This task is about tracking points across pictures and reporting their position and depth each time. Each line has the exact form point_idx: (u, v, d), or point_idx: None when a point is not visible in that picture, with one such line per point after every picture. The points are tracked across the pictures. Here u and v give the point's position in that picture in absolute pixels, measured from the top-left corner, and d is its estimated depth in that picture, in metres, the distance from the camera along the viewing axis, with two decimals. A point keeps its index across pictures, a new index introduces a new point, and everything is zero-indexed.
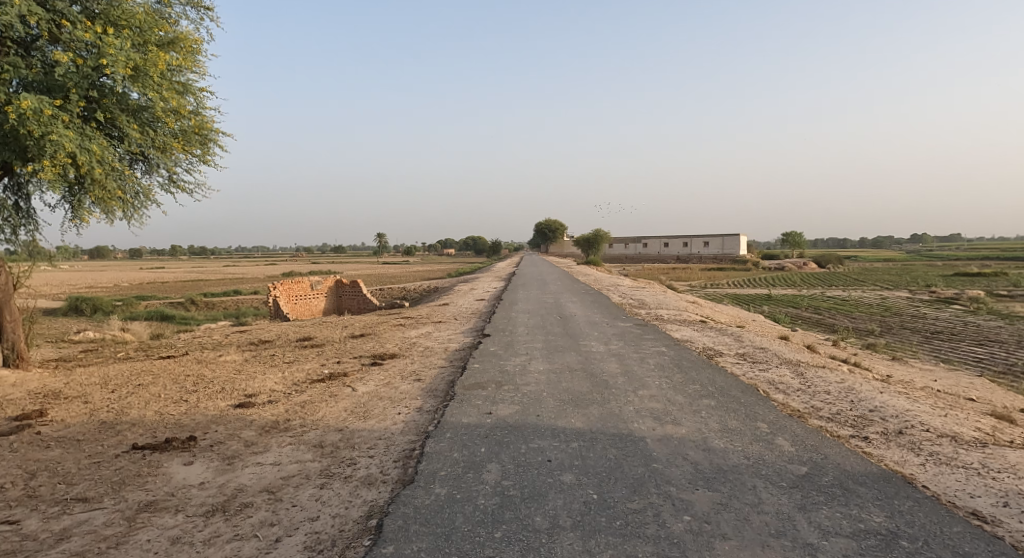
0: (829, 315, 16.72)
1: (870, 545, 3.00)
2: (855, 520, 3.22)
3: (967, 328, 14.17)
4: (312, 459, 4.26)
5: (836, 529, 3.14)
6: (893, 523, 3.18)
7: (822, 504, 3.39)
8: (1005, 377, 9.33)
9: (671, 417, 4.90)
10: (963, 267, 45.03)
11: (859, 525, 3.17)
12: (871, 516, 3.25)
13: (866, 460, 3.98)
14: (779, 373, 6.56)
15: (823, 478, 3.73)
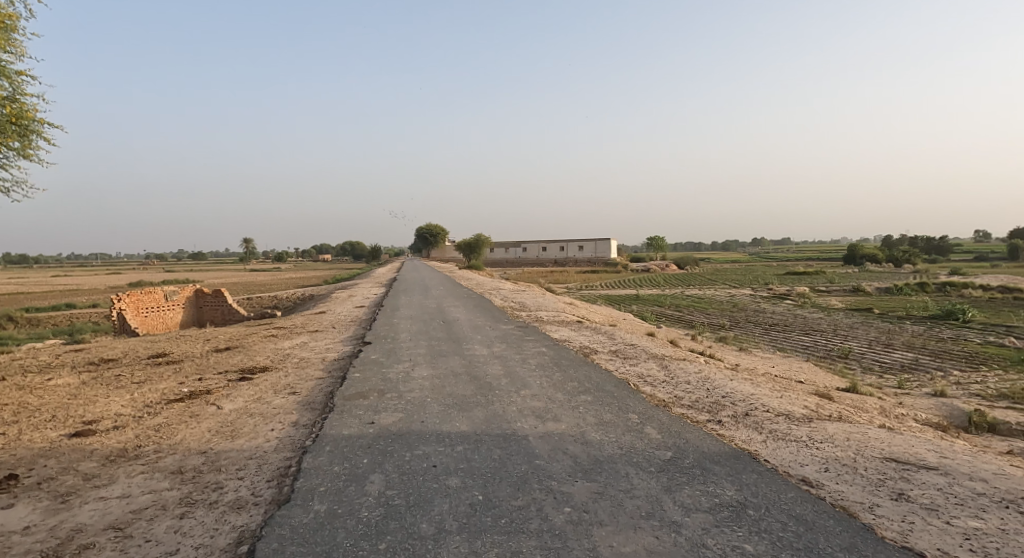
0: (687, 312, 18.39)
1: (724, 517, 3.38)
2: (712, 496, 3.61)
3: (797, 320, 16.25)
4: (169, 487, 3.96)
5: (696, 505, 3.50)
6: (742, 495, 3.61)
7: (684, 485, 3.75)
8: (827, 361, 10.82)
9: (551, 414, 5.15)
10: (795, 269, 51.09)
11: (714, 500, 3.56)
12: (724, 491, 3.66)
13: (720, 441, 4.46)
14: (647, 367, 7.12)
15: (684, 460, 4.14)
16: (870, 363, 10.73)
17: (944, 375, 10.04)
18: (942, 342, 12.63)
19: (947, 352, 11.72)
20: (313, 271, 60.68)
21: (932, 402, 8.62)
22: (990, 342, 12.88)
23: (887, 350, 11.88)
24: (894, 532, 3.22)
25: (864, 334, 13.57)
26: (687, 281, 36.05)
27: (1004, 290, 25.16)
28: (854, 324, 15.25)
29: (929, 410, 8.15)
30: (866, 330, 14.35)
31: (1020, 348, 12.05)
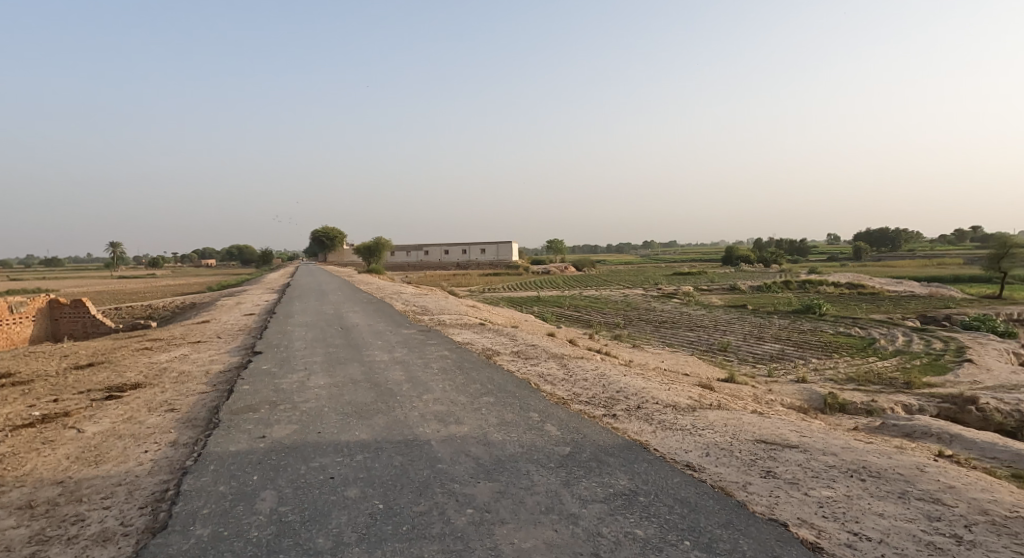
0: (585, 312, 19.08)
1: (618, 505, 3.56)
2: (607, 486, 3.78)
3: (684, 317, 17.35)
4: (16, 525, 3.56)
5: (593, 496, 3.66)
6: (634, 484, 3.81)
7: (582, 478, 3.91)
8: (710, 354, 11.65)
9: (454, 417, 5.17)
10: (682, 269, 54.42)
11: (609, 490, 3.73)
12: (618, 481, 3.85)
13: (614, 434, 4.68)
14: (547, 366, 7.31)
15: (581, 454, 4.31)
16: (746, 355, 11.67)
17: (806, 362, 11.19)
18: (804, 334, 14.05)
19: (811, 342, 13.01)
20: (196, 277, 56.53)
21: (797, 388, 9.57)
22: (845, 332, 14.45)
23: (759, 342, 13.03)
24: (764, 507, 3.55)
25: (740, 328, 14.77)
26: (584, 282, 37.40)
27: (852, 286, 28.42)
28: (731, 320, 16.56)
29: (794, 395, 9.05)
30: (741, 324, 15.63)
31: (865, 337, 13.69)
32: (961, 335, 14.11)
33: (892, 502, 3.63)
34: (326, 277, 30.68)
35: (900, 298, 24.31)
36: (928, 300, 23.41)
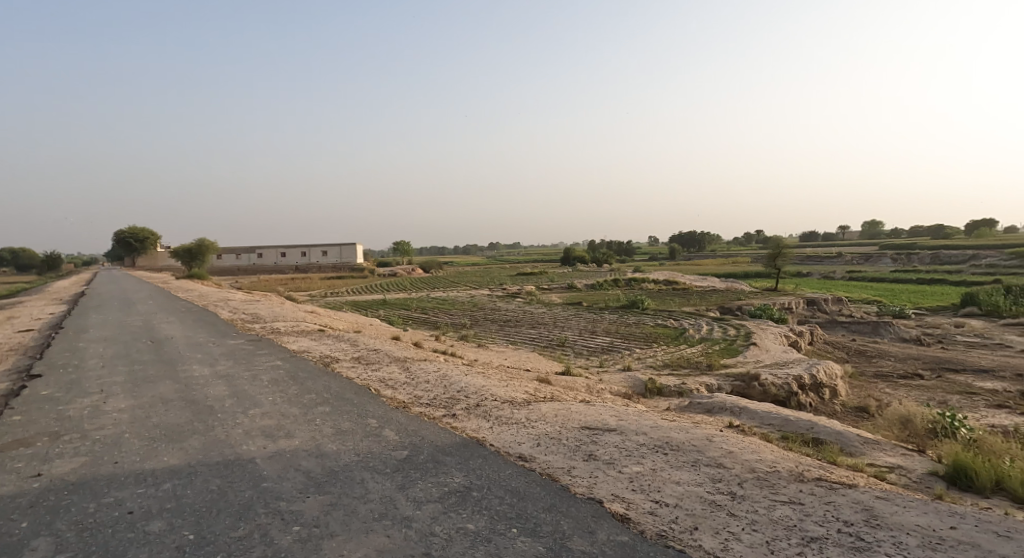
0: (431, 314, 18.97)
1: (452, 502, 3.50)
2: (442, 485, 3.71)
3: (526, 315, 17.94)
4: None
5: (427, 497, 3.56)
6: (468, 479, 3.79)
7: (417, 479, 3.80)
8: (550, 350, 12.16)
9: (283, 431, 4.78)
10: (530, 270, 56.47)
11: (444, 488, 3.67)
12: (453, 478, 3.81)
13: (452, 434, 4.64)
14: (388, 371, 7.08)
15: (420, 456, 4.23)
16: (581, 348, 12.41)
17: (631, 352, 12.13)
18: (629, 327, 15.26)
19: (636, 334, 14.16)
20: None
21: (623, 377, 10.39)
22: (664, 323, 15.95)
23: (591, 336, 13.88)
24: (586, 488, 3.79)
25: (578, 325, 15.61)
26: (432, 284, 37.32)
27: (671, 282, 31.54)
28: (567, 316, 17.50)
29: (621, 385, 9.75)
30: (575, 321, 16.58)
31: (679, 327, 15.25)
32: (753, 321, 16.31)
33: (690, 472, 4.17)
34: (136, 284, 27.24)
35: (709, 292, 27.51)
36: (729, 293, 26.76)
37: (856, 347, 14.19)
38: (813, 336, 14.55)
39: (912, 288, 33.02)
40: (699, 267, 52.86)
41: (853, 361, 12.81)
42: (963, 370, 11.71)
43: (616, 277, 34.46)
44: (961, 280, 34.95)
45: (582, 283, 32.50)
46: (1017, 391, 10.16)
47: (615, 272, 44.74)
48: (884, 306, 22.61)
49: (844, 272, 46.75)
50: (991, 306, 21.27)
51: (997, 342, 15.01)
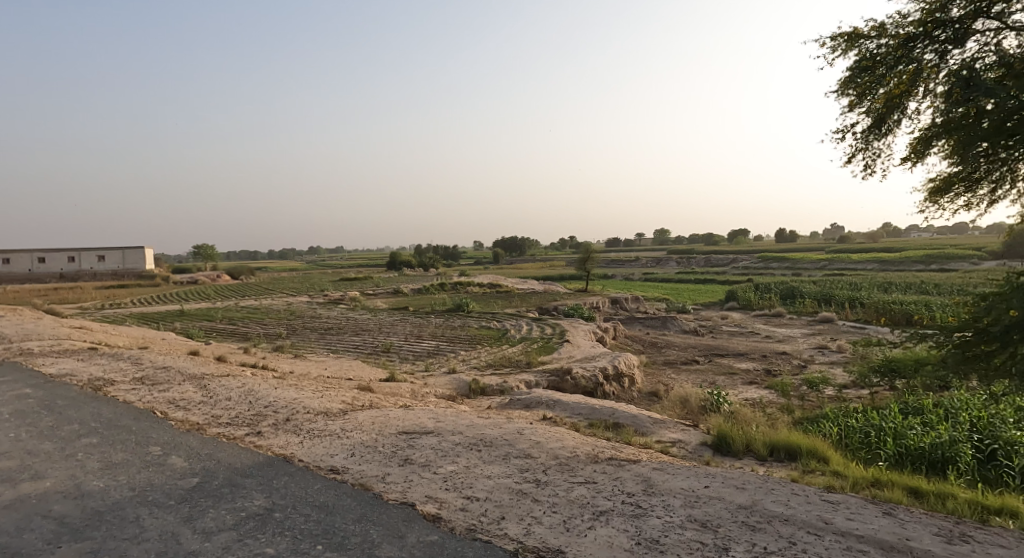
0: (241, 324, 17.21)
1: (250, 525, 5.02)
2: (239, 511, 5.25)
3: (347, 321, 17.47)
4: None
5: (223, 524, 5.00)
6: (267, 501, 5.50)
7: (210, 508, 5.26)
8: (375, 356, 12.12)
9: (30, 472, 5.80)
10: (343, 275, 54.32)
11: (242, 514, 5.21)
12: (254, 502, 5.45)
13: (261, 454, 6.66)
14: (186, 392, 8.51)
15: (212, 485, 5.76)
16: (406, 353, 12.55)
17: (456, 355, 12.61)
18: (455, 330, 15.79)
19: (458, 336, 14.71)
20: None
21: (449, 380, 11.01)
22: (485, 324, 16.70)
23: (418, 340, 14.03)
24: (398, 491, 6.17)
25: (401, 329, 15.76)
26: (238, 291, 34.13)
27: (491, 285, 32.95)
28: (393, 321, 17.45)
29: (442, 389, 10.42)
30: (402, 326, 16.65)
31: (500, 327, 16.15)
32: (565, 319, 17.92)
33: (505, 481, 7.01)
34: None
35: (525, 294, 29.38)
36: (543, 295, 28.83)
37: (648, 339, 16.40)
38: (615, 331, 16.47)
39: (691, 288, 38.76)
40: (510, 271, 55.82)
41: (646, 352, 14.82)
42: (726, 355, 14.26)
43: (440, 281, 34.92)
44: (724, 282, 41.94)
45: (404, 287, 32.42)
46: (762, 369, 12.77)
47: (436, 277, 45.32)
48: (669, 303, 26.29)
49: (635, 275, 53.08)
50: (746, 302, 25.95)
51: (751, 331, 18.46)
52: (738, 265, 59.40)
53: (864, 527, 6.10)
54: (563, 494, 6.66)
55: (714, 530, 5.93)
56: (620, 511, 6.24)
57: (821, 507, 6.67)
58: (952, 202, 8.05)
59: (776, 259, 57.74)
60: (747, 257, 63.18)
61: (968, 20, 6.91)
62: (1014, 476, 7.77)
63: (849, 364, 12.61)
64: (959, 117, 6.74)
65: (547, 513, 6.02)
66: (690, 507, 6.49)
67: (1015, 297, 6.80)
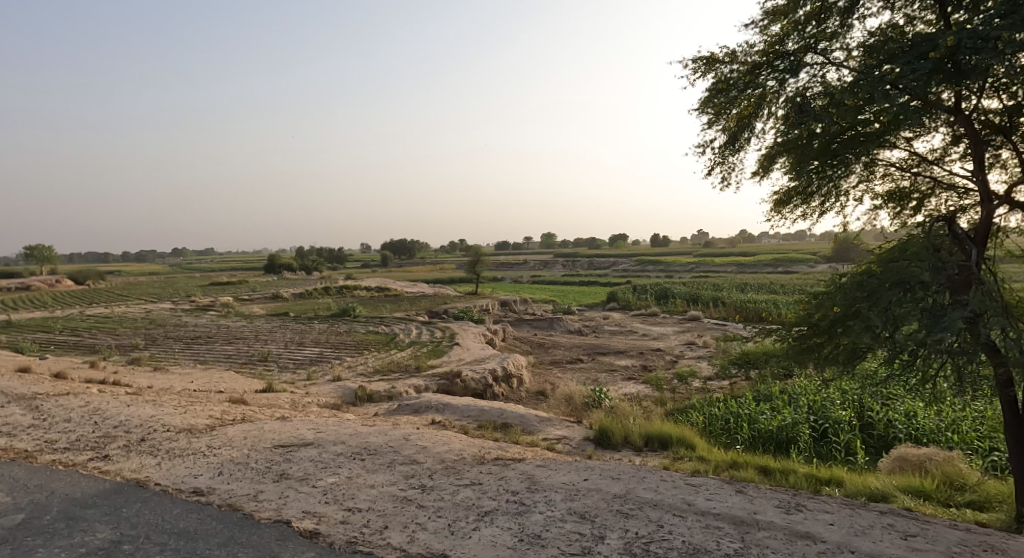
0: (91, 334, 15.43)
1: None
2: (79, 545, 5.23)
3: (220, 329, 16.46)
4: None
5: None
6: (114, 531, 5.51)
7: (41, 546, 5.19)
8: (248, 368, 12.15)
9: None
10: (211, 279, 50.43)
11: (82, 547, 5.20)
12: (99, 533, 5.45)
13: (112, 481, 6.65)
14: (12, 414, 8.18)
15: (43, 520, 5.66)
16: (285, 361, 12.72)
17: (340, 362, 12.76)
18: (340, 336, 15.33)
19: (342, 342, 14.56)
20: None
21: (333, 388, 11.18)
22: (372, 329, 16.41)
23: (298, 350, 13.76)
24: (268, 505, 6.37)
25: (281, 336, 15.24)
26: (88, 297, 30.72)
27: (379, 289, 32.25)
28: (273, 329, 16.57)
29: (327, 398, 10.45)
30: (283, 333, 15.87)
31: (389, 332, 15.90)
32: (456, 322, 18.02)
33: (393, 489, 7.03)
34: None
35: (414, 297, 29.18)
36: (433, 298, 28.75)
37: (536, 340, 16.93)
38: (505, 333, 16.82)
39: (577, 290, 40.52)
40: (395, 274, 54.95)
41: (533, 352, 15.30)
42: (608, 353, 15.11)
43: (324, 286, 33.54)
44: (608, 284, 44.25)
45: (285, 291, 31.03)
46: (640, 364, 13.73)
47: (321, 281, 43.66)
48: (555, 305, 27.31)
49: (524, 278, 54.42)
50: (626, 302, 27.66)
51: (630, 329, 19.75)
52: (614, 268, 62.97)
53: (720, 506, 6.78)
54: (450, 497, 6.82)
55: (592, 520, 6.29)
56: (504, 510, 6.47)
57: (686, 490, 7.32)
58: (791, 213, 9.15)
59: (652, 263, 61.97)
60: (627, 261, 67.06)
61: (801, 53, 7.92)
62: (840, 451, 9.02)
63: (714, 357, 13.91)
64: (795, 137, 7.64)
65: (432, 519, 6.21)
66: (571, 499, 6.84)
67: (838, 296, 7.92)
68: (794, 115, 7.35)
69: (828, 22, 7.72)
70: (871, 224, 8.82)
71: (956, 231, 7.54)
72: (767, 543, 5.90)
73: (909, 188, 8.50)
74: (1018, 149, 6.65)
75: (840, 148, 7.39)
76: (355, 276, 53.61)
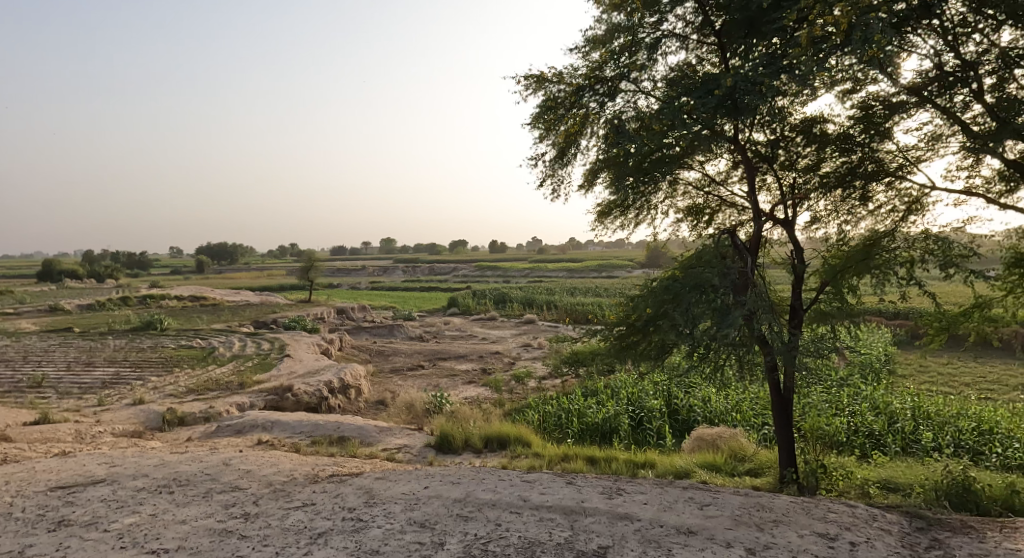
0: None
1: None
2: None
3: None
4: None
5: None
6: None
7: None
8: (12, 396, 10.04)
9: None
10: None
11: None
12: None
13: None
14: None
15: None
16: (66, 387, 10.70)
17: (143, 383, 11.17)
18: (142, 353, 13.43)
19: (145, 360, 12.77)
20: None
21: (133, 412, 9.73)
22: (183, 343, 14.64)
23: (86, 371, 11.75)
24: None
25: (61, 356, 12.89)
26: None
27: (191, 297, 28.89)
28: (52, 347, 13.96)
29: (123, 426, 9.07)
30: (66, 351, 13.45)
31: (206, 346, 14.31)
32: (286, 332, 16.82)
33: (209, 521, 6.30)
34: None
35: (234, 307, 26.65)
36: (258, 307, 26.54)
37: (375, 347, 16.47)
38: (341, 342, 16.09)
39: (414, 296, 40.19)
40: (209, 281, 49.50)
41: (373, 361, 14.87)
42: (449, 358, 15.23)
43: (121, 294, 29.15)
44: (448, 289, 44.76)
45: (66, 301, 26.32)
46: (479, 368, 14.03)
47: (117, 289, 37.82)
48: (395, 312, 26.84)
49: (362, 283, 52.69)
50: (466, 307, 28.07)
51: (469, 334, 20.09)
52: (448, 274, 63.54)
53: (552, 499, 7.19)
54: (278, 522, 6.32)
55: (432, 527, 6.26)
56: (340, 529, 6.16)
57: (521, 487, 7.64)
58: (612, 223, 10.08)
59: (489, 268, 63.70)
60: (461, 266, 68.17)
61: (616, 80, 8.76)
62: (653, 436, 10.12)
63: (547, 358, 14.73)
64: (613, 156, 8.52)
65: (256, 548, 5.70)
66: (410, 509, 6.73)
67: (649, 299, 8.90)
68: (613, 136, 8.33)
69: (637, 55, 8.65)
70: (675, 234, 10.06)
71: (738, 243, 8.88)
72: (593, 528, 6.39)
73: (703, 204, 9.86)
74: (778, 176, 8.07)
75: (651, 166, 8.19)
76: (162, 283, 47.99)
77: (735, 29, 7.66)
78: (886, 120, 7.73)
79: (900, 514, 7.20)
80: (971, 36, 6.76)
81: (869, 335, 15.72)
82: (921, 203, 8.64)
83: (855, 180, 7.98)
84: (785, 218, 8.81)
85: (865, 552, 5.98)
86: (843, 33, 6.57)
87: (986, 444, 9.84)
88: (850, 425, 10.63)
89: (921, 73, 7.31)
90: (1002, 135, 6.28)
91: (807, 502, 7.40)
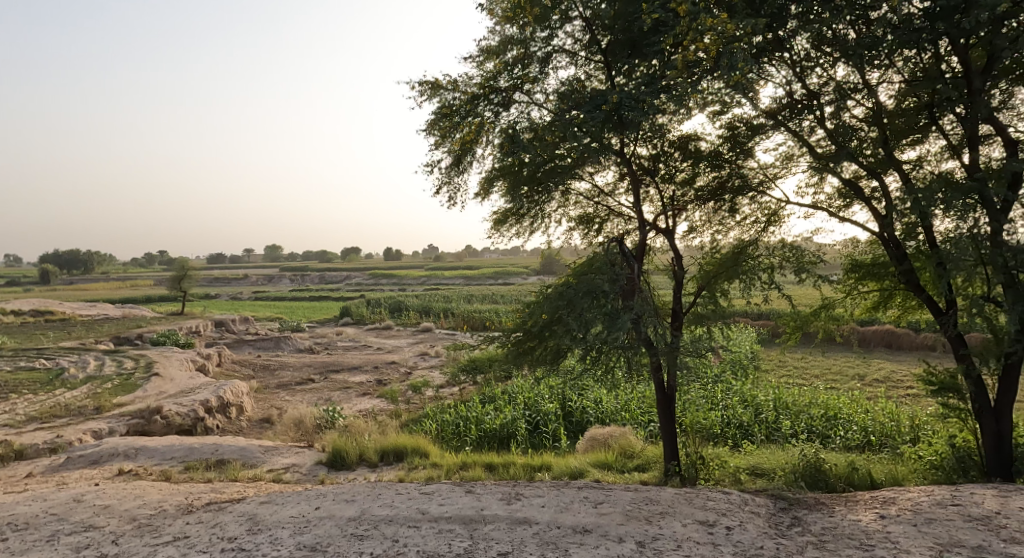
0: None
1: None
2: None
3: None
4: None
5: None
6: None
7: None
8: None
9: None
10: None
11: None
12: None
13: None
14: None
15: None
16: None
17: None
18: None
19: None
20: None
21: None
22: (23, 364, 12.73)
23: None
24: None
25: None
26: None
27: (33, 310, 25.24)
28: None
29: None
30: None
31: (53, 367, 12.52)
32: (154, 348, 15.18)
33: None
34: None
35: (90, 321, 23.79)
36: (120, 321, 23.80)
37: (259, 362, 15.37)
38: (220, 357, 14.84)
39: (301, 306, 38.14)
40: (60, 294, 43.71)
41: (257, 376, 13.86)
42: (341, 370, 14.57)
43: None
44: (337, 298, 42.90)
45: None
46: (374, 379, 13.55)
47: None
48: (280, 323, 25.29)
49: (244, 293, 49.21)
50: (359, 317, 27.08)
51: (362, 344, 19.38)
52: (337, 283, 61.05)
53: (451, 509, 7.07)
54: None
55: (324, 550, 5.90)
56: None
57: (418, 500, 7.44)
58: (508, 231, 10.19)
59: (383, 276, 62.09)
60: (353, 274, 65.83)
61: (510, 91, 8.90)
62: (549, 439, 10.33)
63: (444, 366, 14.57)
64: (509, 165, 8.51)
65: None
66: (299, 533, 6.30)
67: (544, 304, 9.00)
68: (508, 145, 8.29)
69: (529, 67, 8.85)
70: (569, 242, 10.40)
71: (625, 250, 9.22)
72: (492, 535, 6.36)
73: (593, 214, 10.29)
74: (658, 188, 8.62)
75: (544, 176, 8.42)
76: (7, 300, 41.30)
77: (619, 48, 8.08)
78: (748, 139, 8.49)
79: (767, 497, 7.91)
80: (815, 69, 7.61)
81: (738, 335, 17.24)
82: (778, 216, 9.64)
83: (725, 194, 8.67)
84: (666, 228, 9.43)
85: (739, 534, 6.50)
86: (712, 59, 7.12)
87: (832, 428, 11.13)
88: (724, 418, 11.55)
89: (776, 100, 8.17)
90: (840, 157, 7.18)
91: (688, 492, 7.91)
